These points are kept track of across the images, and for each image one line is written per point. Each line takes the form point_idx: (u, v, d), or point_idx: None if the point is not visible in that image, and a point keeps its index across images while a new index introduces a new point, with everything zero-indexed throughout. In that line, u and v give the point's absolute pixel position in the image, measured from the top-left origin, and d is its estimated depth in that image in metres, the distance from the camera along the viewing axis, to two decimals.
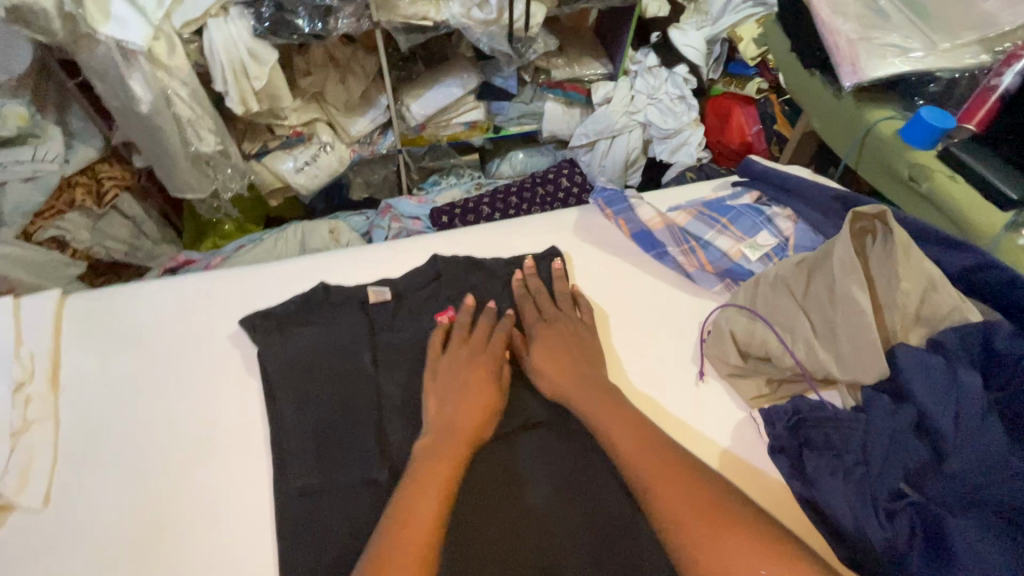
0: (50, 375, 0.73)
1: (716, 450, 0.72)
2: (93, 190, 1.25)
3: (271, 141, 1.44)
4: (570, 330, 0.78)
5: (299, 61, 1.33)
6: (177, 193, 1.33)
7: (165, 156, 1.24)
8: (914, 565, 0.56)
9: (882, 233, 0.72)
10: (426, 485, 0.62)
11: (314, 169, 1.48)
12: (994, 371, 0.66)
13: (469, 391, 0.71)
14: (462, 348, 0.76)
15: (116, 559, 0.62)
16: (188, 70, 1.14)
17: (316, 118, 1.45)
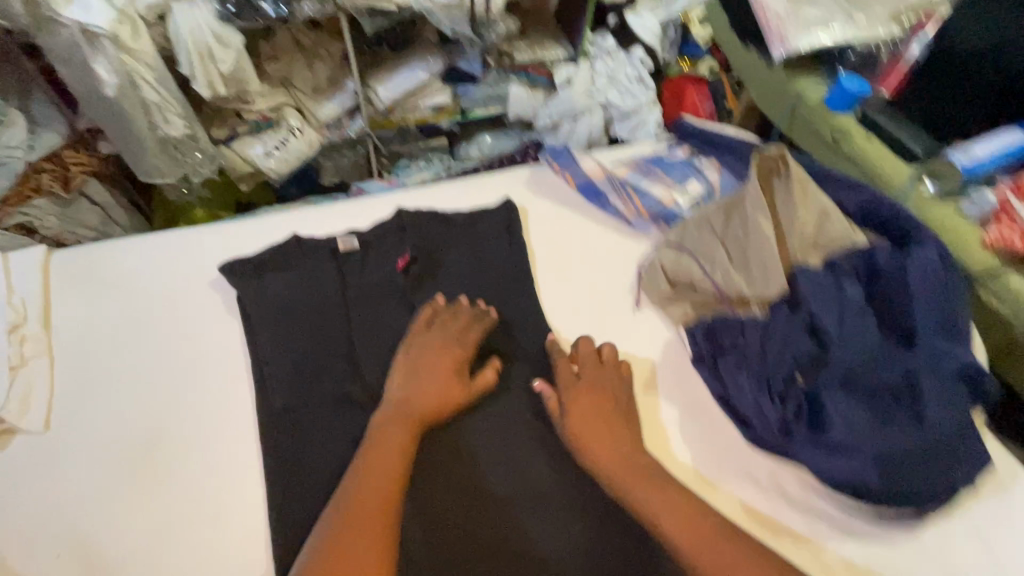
0: (42, 318, 0.79)
1: (649, 365, 0.83)
2: (60, 175, 1.30)
3: (240, 125, 1.50)
4: (608, 396, 0.76)
5: (264, 46, 1.48)
6: (146, 179, 1.36)
7: (131, 137, 1.27)
8: (798, 435, 0.69)
9: (785, 172, 0.82)
10: (379, 456, 0.69)
11: (284, 154, 1.53)
12: (877, 283, 0.79)
13: (434, 381, 0.76)
14: (443, 342, 0.79)
15: (116, 467, 0.69)
16: (153, 53, 1.19)
17: (285, 102, 1.51)
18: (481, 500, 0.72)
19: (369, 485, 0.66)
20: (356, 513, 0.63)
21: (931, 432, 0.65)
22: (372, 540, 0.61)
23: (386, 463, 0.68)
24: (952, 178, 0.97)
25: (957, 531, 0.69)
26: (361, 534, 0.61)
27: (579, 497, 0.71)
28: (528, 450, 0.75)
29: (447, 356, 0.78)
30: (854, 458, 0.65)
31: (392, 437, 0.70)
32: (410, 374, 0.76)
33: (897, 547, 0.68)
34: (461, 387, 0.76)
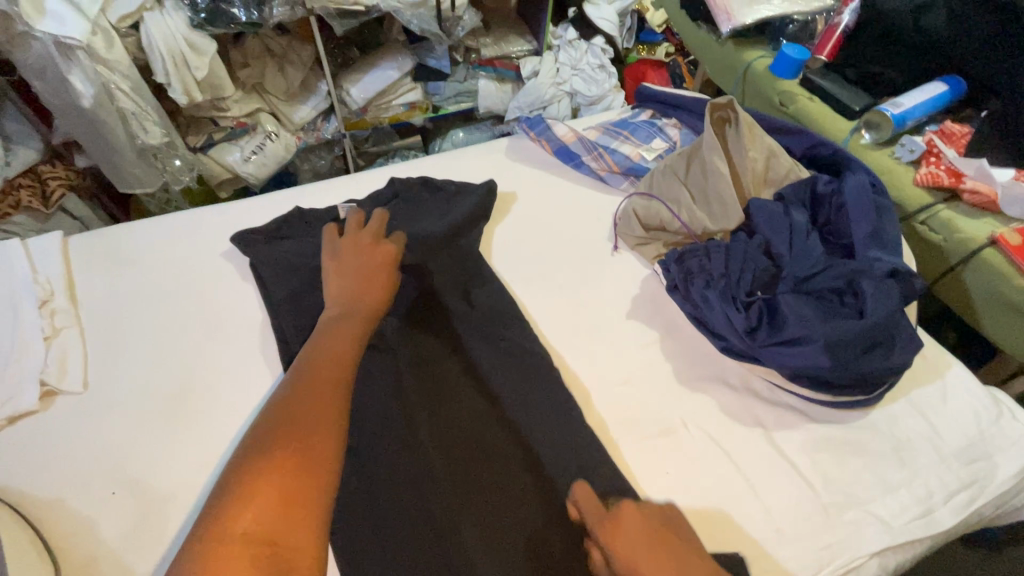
0: (68, 294, 0.85)
1: (631, 296, 0.93)
2: (38, 191, 1.34)
3: (216, 133, 1.56)
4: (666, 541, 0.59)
5: (236, 53, 1.47)
6: (126, 188, 1.41)
7: (111, 149, 1.31)
8: (761, 333, 0.79)
9: (735, 120, 0.95)
10: (328, 351, 0.69)
11: (262, 157, 1.59)
12: (820, 209, 0.91)
13: (373, 278, 0.81)
14: (370, 244, 0.85)
15: (153, 415, 0.75)
16: (127, 63, 1.23)
17: (259, 108, 1.56)
18: (459, 393, 0.81)
19: (322, 368, 0.66)
20: (308, 392, 0.62)
21: (871, 321, 0.75)
22: (331, 408, 0.61)
23: (330, 357, 0.68)
24: (886, 128, 1.08)
25: (903, 410, 0.80)
26: (321, 406, 0.60)
27: (542, 389, 0.80)
28: (502, 353, 0.84)
29: (380, 254, 0.85)
30: (808, 349, 0.75)
31: (343, 330, 0.73)
32: (346, 276, 0.81)
33: (851, 425, 0.78)
34: (393, 281, 0.83)
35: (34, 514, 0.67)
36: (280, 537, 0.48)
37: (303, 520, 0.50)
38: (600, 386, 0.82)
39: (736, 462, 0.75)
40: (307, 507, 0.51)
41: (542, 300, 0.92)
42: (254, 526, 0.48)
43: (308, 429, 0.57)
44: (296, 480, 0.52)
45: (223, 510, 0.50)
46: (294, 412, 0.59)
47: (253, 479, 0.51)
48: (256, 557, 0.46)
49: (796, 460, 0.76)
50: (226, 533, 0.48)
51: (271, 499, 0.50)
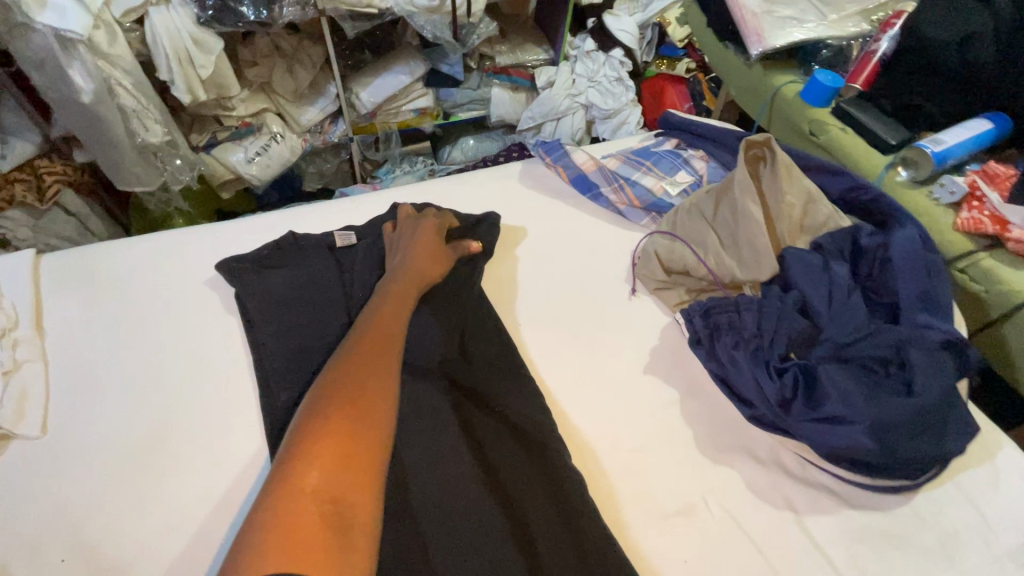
0: (35, 321, 0.78)
1: (648, 346, 0.85)
2: (34, 186, 1.25)
3: (220, 132, 1.48)
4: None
5: (245, 51, 1.38)
6: (123, 186, 1.32)
7: (111, 147, 1.23)
8: (796, 407, 0.71)
9: (770, 159, 0.87)
10: (377, 325, 0.72)
11: (267, 159, 1.51)
12: (860, 262, 0.83)
13: (422, 251, 0.85)
14: (425, 223, 0.89)
15: (114, 467, 0.68)
16: (131, 59, 1.17)
17: (265, 108, 1.49)
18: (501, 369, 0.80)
19: (375, 334, 0.70)
20: (358, 364, 0.64)
21: (921, 401, 0.66)
22: (382, 377, 0.64)
23: (380, 333, 0.71)
24: (924, 166, 0.99)
25: (950, 496, 0.72)
26: (373, 381, 0.63)
27: (542, 454, 0.73)
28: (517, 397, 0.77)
29: (426, 226, 0.89)
30: (849, 430, 0.66)
31: (392, 302, 0.77)
32: (397, 250, 0.86)
33: (893, 513, 0.70)
34: (446, 256, 0.88)
35: None
36: (343, 497, 0.50)
37: (360, 481, 0.52)
38: (612, 450, 0.75)
39: (770, 549, 0.67)
40: (365, 473, 0.53)
41: (552, 347, 0.85)
42: (321, 484, 0.50)
43: (363, 401, 0.59)
44: (352, 447, 0.54)
45: (289, 465, 0.52)
46: (348, 384, 0.61)
47: (313, 438, 0.54)
48: (323, 512, 0.48)
49: (830, 550, 0.67)
50: (297, 489, 0.49)
51: (333, 459, 0.52)
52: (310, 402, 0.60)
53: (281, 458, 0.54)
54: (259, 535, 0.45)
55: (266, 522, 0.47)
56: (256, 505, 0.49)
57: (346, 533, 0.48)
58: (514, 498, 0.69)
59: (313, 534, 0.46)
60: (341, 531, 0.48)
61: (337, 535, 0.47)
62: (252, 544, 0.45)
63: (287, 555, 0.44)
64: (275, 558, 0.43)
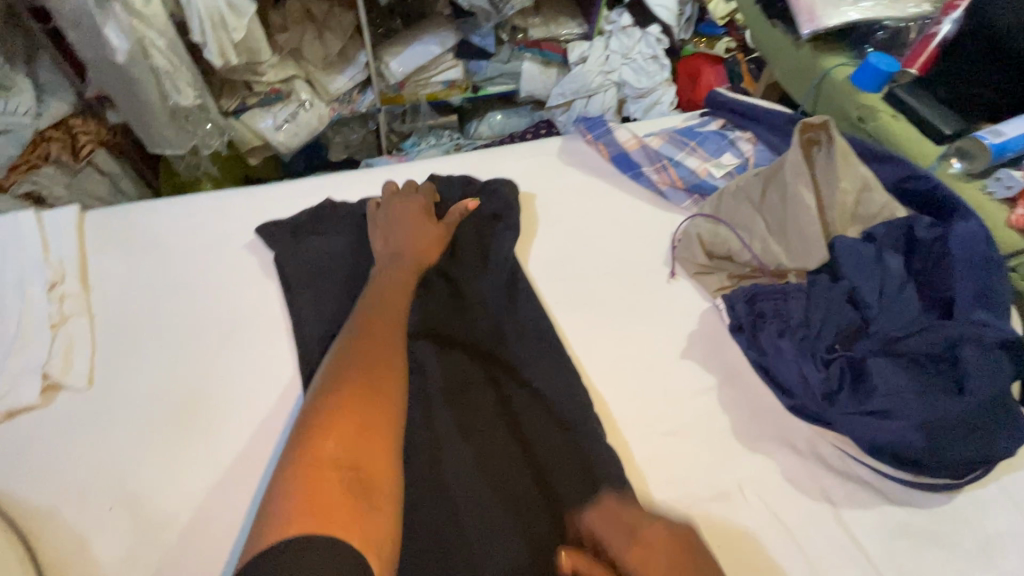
0: (80, 277, 0.79)
1: (687, 331, 0.84)
2: (69, 144, 1.24)
3: (250, 98, 1.45)
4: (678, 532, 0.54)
5: (275, 16, 1.36)
6: (153, 148, 1.31)
7: (143, 109, 1.23)
8: (842, 399, 0.69)
9: (827, 143, 0.84)
10: (383, 305, 0.73)
11: (294, 127, 1.49)
12: (914, 252, 0.80)
13: (417, 233, 0.85)
14: (416, 202, 0.88)
15: (156, 422, 0.69)
16: (165, 19, 1.14)
17: (295, 75, 1.46)
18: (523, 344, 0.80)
19: (378, 313, 0.72)
20: (366, 341, 0.66)
21: (973, 400, 0.64)
22: (389, 353, 0.65)
23: (386, 311, 0.72)
24: (980, 158, 0.94)
25: (992, 497, 0.70)
26: (381, 357, 0.64)
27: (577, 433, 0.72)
28: (553, 375, 0.76)
29: (416, 205, 0.88)
30: (894, 426, 0.65)
31: (391, 282, 0.77)
32: (389, 230, 0.85)
33: (931, 510, 0.69)
34: (441, 234, 0.87)
35: (28, 523, 0.61)
36: (362, 464, 0.52)
37: (377, 451, 0.54)
38: (644, 432, 0.74)
39: (805, 541, 0.66)
40: (383, 441, 0.55)
41: (588, 327, 0.83)
42: (338, 453, 0.52)
43: (373, 374, 0.61)
44: (369, 417, 0.56)
45: (306, 438, 0.54)
46: (355, 359, 0.63)
47: (328, 411, 0.56)
48: (344, 479, 0.50)
49: (867, 545, 0.66)
50: (316, 458, 0.51)
51: (348, 430, 0.54)
52: (320, 378, 0.62)
53: (299, 431, 0.55)
54: (286, 501, 0.47)
55: (290, 489, 0.48)
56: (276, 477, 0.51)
57: (369, 498, 0.50)
58: (548, 473, 0.69)
59: (337, 499, 0.48)
60: (362, 495, 0.50)
61: (361, 501, 0.49)
62: (278, 509, 0.47)
63: (312, 520, 0.46)
64: (303, 522, 0.45)
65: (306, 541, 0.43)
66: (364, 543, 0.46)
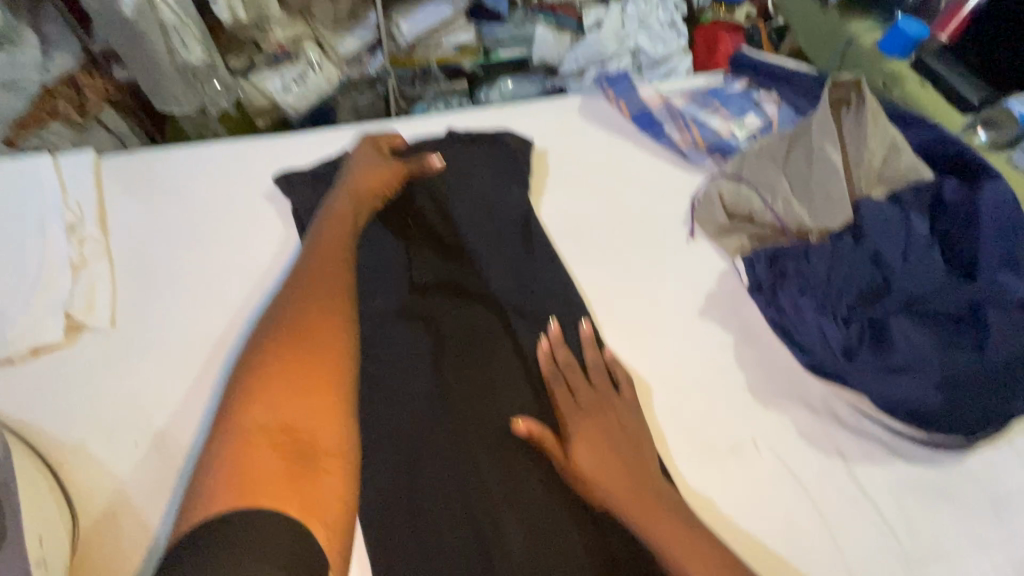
0: (99, 220, 0.79)
1: (705, 291, 0.83)
2: (76, 100, 1.16)
3: (257, 58, 1.37)
4: (613, 421, 0.68)
5: None
6: (162, 107, 1.23)
7: (150, 64, 1.14)
8: (862, 356, 0.69)
9: (857, 104, 0.82)
10: (324, 256, 0.69)
11: (304, 90, 1.41)
12: (940, 218, 0.78)
13: (365, 175, 0.80)
14: (367, 144, 0.84)
15: (178, 362, 0.69)
16: None
17: (303, 34, 1.37)
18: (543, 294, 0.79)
19: (322, 266, 0.68)
20: (304, 297, 0.63)
21: (992, 358, 0.65)
22: (329, 306, 0.63)
23: (330, 266, 0.68)
24: (1010, 126, 0.95)
25: (1006, 458, 0.70)
26: (319, 313, 0.62)
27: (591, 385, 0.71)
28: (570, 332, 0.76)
29: (366, 148, 0.83)
30: (915, 380, 0.67)
31: (334, 228, 0.73)
32: (340, 176, 0.81)
33: (944, 468, 0.69)
34: (395, 174, 0.81)
35: (56, 456, 0.63)
36: (300, 427, 0.53)
37: (316, 413, 0.54)
38: (661, 388, 0.75)
39: (817, 494, 0.67)
40: (324, 402, 0.55)
41: (607, 285, 0.83)
42: (267, 421, 0.52)
43: (308, 333, 0.60)
44: (301, 380, 0.56)
45: (236, 404, 0.54)
46: (294, 319, 0.61)
47: (259, 377, 0.55)
48: (276, 446, 0.51)
49: (877, 499, 0.67)
50: (245, 428, 0.52)
51: (278, 392, 0.54)
52: (256, 339, 0.60)
53: (229, 396, 0.56)
54: (215, 474, 0.49)
55: (220, 462, 0.50)
56: (212, 444, 0.52)
57: (308, 461, 0.51)
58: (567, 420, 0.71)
59: (269, 468, 0.49)
60: (299, 459, 0.51)
61: (297, 465, 0.50)
62: (209, 479, 0.49)
63: (240, 489, 0.48)
64: (229, 493, 0.47)
65: (235, 515, 0.46)
66: (301, 506, 0.48)
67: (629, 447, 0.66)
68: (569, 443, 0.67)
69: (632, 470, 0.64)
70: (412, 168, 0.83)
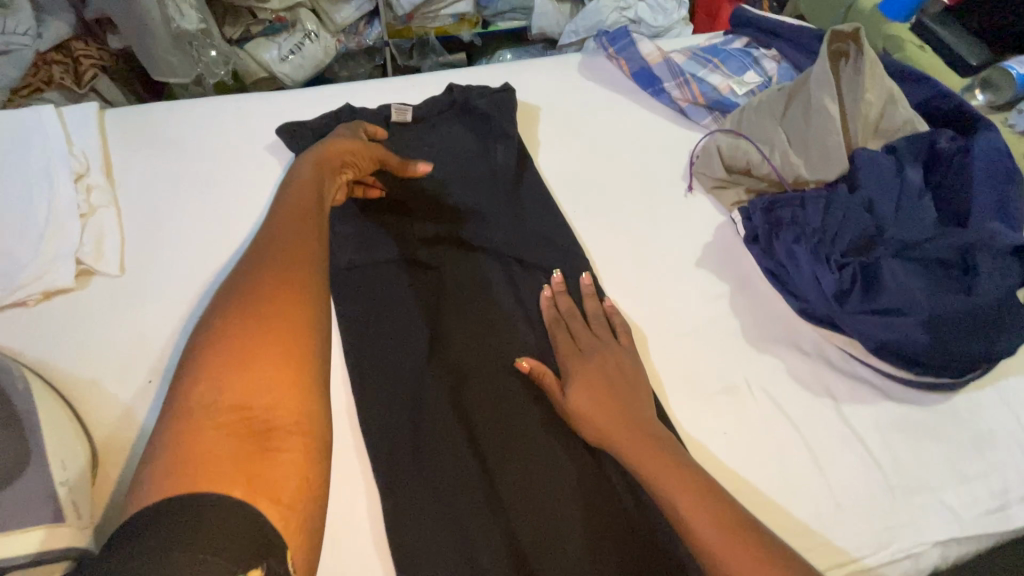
0: (105, 170, 0.80)
1: (702, 242, 0.85)
2: (71, 69, 1.11)
3: (253, 26, 1.32)
4: (610, 364, 0.69)
5: None
6: (156, 77, 1.15)
7: (143, 30, 1.07)
8: (853, 299, 0.72)
9: (855, 56, 0.83)
10: (292, 209, 0.60)
11: (301, 59, 1.36)
12: (937, 166, 0.79)
13: (337, 144, 0.73)
14: (346, 128, 0.79)
15: (188, 306, 0.71)
16: None
17: (299, 2, 1.32)
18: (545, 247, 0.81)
19: (288, 221, 0.58)
20: (271, 251, 0.53)
21: (980, 300, 0.67)
22: (298, 264, 0.52)
23: (297, 218, 0.58)
24: (1008, 90, 0.94)
25: (990, 399, 0.73)
26: (287, 265, 0.52)
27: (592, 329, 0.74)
28: (569, 283, 0.79)
29: (345, 133, 0.78)
30: (906, 322, 0.69)
31: (302, 183, 0.65)
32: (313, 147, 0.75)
33: (930, 409, 0.72)
34: (370, 151, 0.75)
35: (72, 392, 0.65)
36: (253, 403, 0.42)
37: (277, 386, 0.44)
38: (658, 334, 0.77)
39: (808, 433, 0.70)
40: (280, 374, 0.44)
41: (606, 237, 0.85)
42: (218, 396, 0.42)
43: (273, 293, 0.49)
44: (257, 347, 0.45)
45: (188, 374, 0.44)
46: (250, 278, 0.50)
47: (210, 345, 0.45)
48: (229, 429, 0.41)
49: (865, 435, 0.70)
50: (188, 406, 0.42)
51: (228, 361, 0.44)
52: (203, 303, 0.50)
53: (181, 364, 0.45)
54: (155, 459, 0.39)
55: (161, 443, 0.40)
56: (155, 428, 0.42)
57: (264, 439, 0.42)
58: None
59: (216, 450, 0.40)
60: (259, 438, 0.41)
61: (253, 447, 0.41)
62: (151, 464, 0.40)
63: (183, 474, 0.38)
64: (174, 480, 0.38)
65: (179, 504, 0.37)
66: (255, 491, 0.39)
67: (626, 386, 0.67)
68: (569, 383, 0.68)
69: (630, 409, 0.65)
70: (395, 162, 0.78)
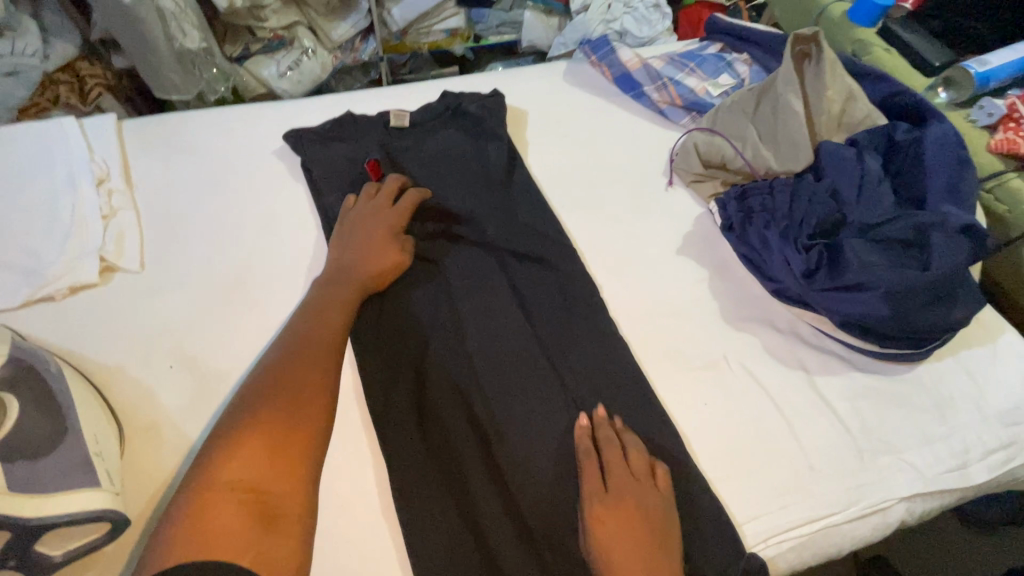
0: (124, 176, 0.86)
1: (683, 232, 0.91)
2: (76, 88, 1.16)
3: (253, 44, 1.39)
4: (646, 517, 0.62)
5: None
6: (160, 95, 1.21)
7: (149, 51, 1.13)
8: (819, 278, 0.77)
9: (816, 56, 0.90)
10: (321, 318, 0.70)
11: (298, 76, 1.42)
12: (895, 157, 0.87)
13: (376, 252, 0.79)
14: (378, 211, 0.82)
15: (205, 299, 0.77)
16: None
17: (297, 21, 1.39)
18: (538, 238, 0.87)
19: (318, 328, 0.69)
20: (298, 357, 0.64)
21: (935, 275, 0.72)
22: (322, 371, 0.63)
23: (327, 332, 0.68)
24: (965, 88, 0.99)
25: (950, 368, 0.79)
26: (312, 370, 0.63)
27: (582, 315, 0.81)
28: (559, 273, 0.84)
29: (381, 222, 0.81)
30: (868, 295, 0.74)
31: (333, 301, 0.73)
32: (350, 244, 0.79)
33: (895, 377, 0.78)
34: (403, 252, 0.81)
35: (99, 378, 0.69)
36: (269, 488, 0.51)
37: (289, 471, 0.53)
38: (644, 317, 0.82)
39: (784, 404, 0.75)
40: (294, 463, 0.53)
41: (592, 229, 0.90)
42: (240, 475, 0.51)
43: (303, 394, 0.59)
44: (282, 442, 0.54)
45: (218, 454, 0.52)
46: (283, 369, 0.62)
47: (239, 435, 0.54)
48: (244, 502, 0.49)
49: (835, 404, 0.76)
50: (214, 479, 0.50)
51: (258, 449, 0.53)
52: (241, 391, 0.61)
53: (212, 444, 0.54)
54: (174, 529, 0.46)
55: (182, 511, 0.48)
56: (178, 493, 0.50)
57: (269, 521, 0.49)
58: (560, 345, 0.78)
59: (229, 523, 0.47)
60: (266, 519, 0.49)
61: (261, 524, 0.48)
62: (168, 534, 0.46)
63: (198, 543, 0.45)
64: (188, 547, 0.44)
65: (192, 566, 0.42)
66: (256, 561, 0.45)
67: (657, 534, 0.61)
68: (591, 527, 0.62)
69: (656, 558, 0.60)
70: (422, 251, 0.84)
